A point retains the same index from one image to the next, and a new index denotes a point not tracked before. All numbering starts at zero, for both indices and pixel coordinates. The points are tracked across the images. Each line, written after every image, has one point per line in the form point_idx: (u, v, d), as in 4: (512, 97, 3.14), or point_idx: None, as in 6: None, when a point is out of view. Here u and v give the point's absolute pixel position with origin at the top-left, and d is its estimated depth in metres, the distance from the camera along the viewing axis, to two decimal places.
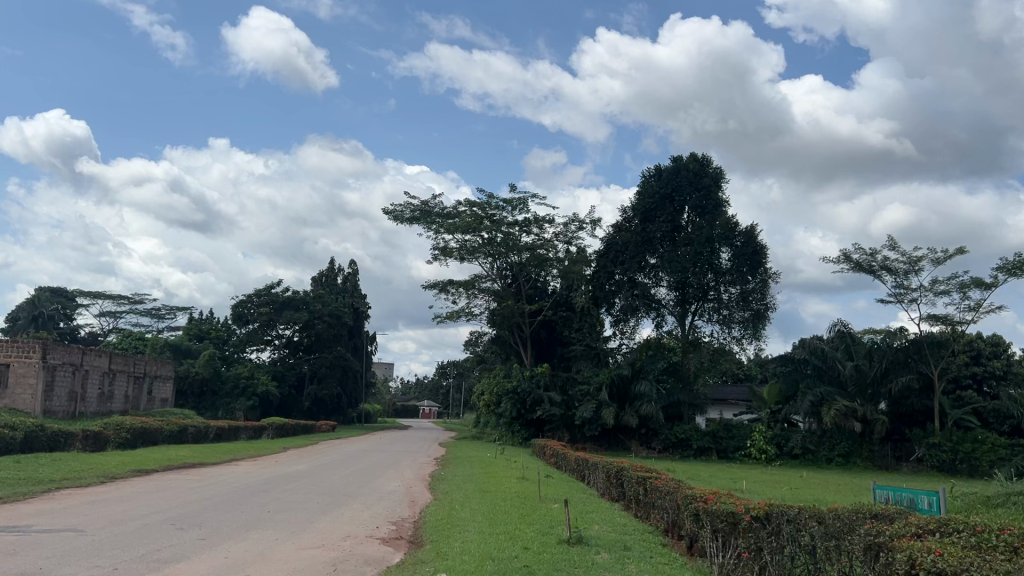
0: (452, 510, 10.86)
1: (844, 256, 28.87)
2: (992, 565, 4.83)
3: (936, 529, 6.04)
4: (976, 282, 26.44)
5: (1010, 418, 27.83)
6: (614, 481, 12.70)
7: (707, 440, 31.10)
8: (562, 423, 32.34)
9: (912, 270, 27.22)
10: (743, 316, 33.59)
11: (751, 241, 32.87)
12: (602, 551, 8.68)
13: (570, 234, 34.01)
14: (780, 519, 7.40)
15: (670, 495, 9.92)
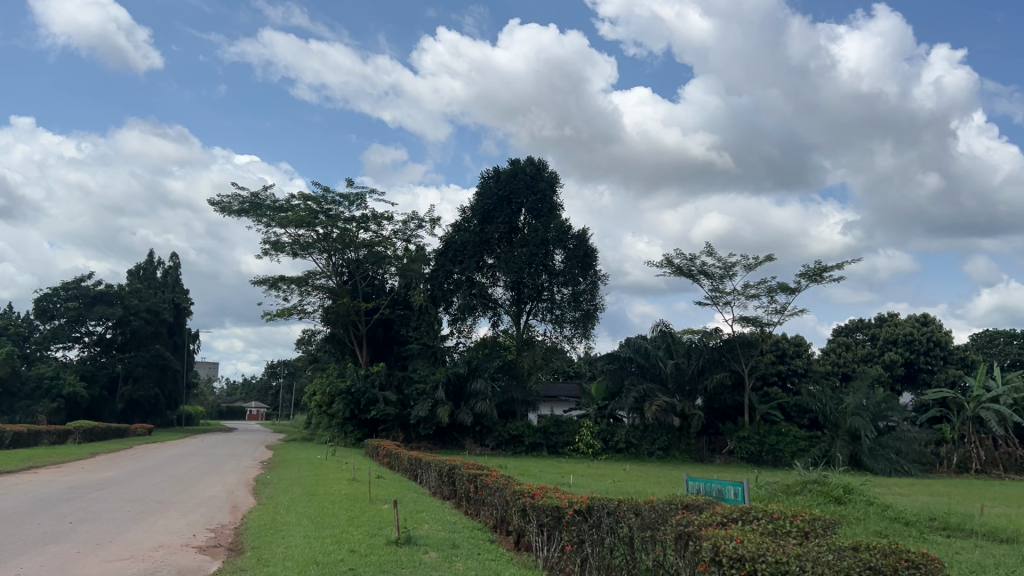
0: (275, 515, 10.50)
1: (667, 260, 30.42)
2: (784, 549, 5.25)
3: (739, 518, 6.47)
4: (782, 287, 28.65)
5: (809, 412, 30.38)
6: (445, 480, 12.75)
7: (538, 436, 31.86)
8: (397, 423, 32.24)
9: (726, 275, 29.13)
10: (575, 316, 34.56)
11: (582, 244, 34.56)
12: (430, 551, 8.65)
13: (409, 232, 33.82)
14: (600, 513, 7.68)
15: (499, 491, 10.06)
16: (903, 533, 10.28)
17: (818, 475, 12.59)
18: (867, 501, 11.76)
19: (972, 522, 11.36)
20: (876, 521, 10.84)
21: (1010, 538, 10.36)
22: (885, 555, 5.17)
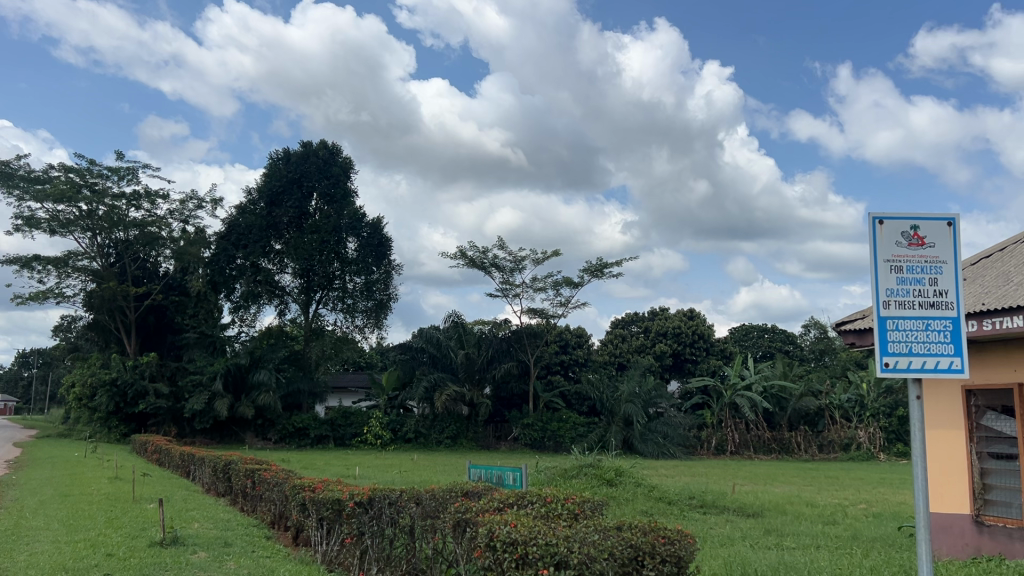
0: (19, 519, 9.48)
1: (460, 252, 30.81)
2: (555, 532, 5.44)
3: (514, 502, 6.65)
4: (567, 281, 29.98)
5: (587, 399, 32.02)
6: (220, 476, 12.13)
7: (325, 428, 31.18)
8: (168, 416, 30.25)
9: (516, 268, 30.00)
10: (366, 306, 34.19)
11: (376, 232, 34.19)
12: (199, 551, 8.17)
13: (188, 213, 31.76)
14: (381, 504, 7.60)
15: (278, 487, 9.69)
16: (666, 511, 11.09)
17: (593, 459, 13.27)
18: (635, 482, 12.56)
19: (725, 498, 12.48)
20: (643, 501, 11.64)
21: (756, 512, 11.49)
22: (645, 533, 5.52)
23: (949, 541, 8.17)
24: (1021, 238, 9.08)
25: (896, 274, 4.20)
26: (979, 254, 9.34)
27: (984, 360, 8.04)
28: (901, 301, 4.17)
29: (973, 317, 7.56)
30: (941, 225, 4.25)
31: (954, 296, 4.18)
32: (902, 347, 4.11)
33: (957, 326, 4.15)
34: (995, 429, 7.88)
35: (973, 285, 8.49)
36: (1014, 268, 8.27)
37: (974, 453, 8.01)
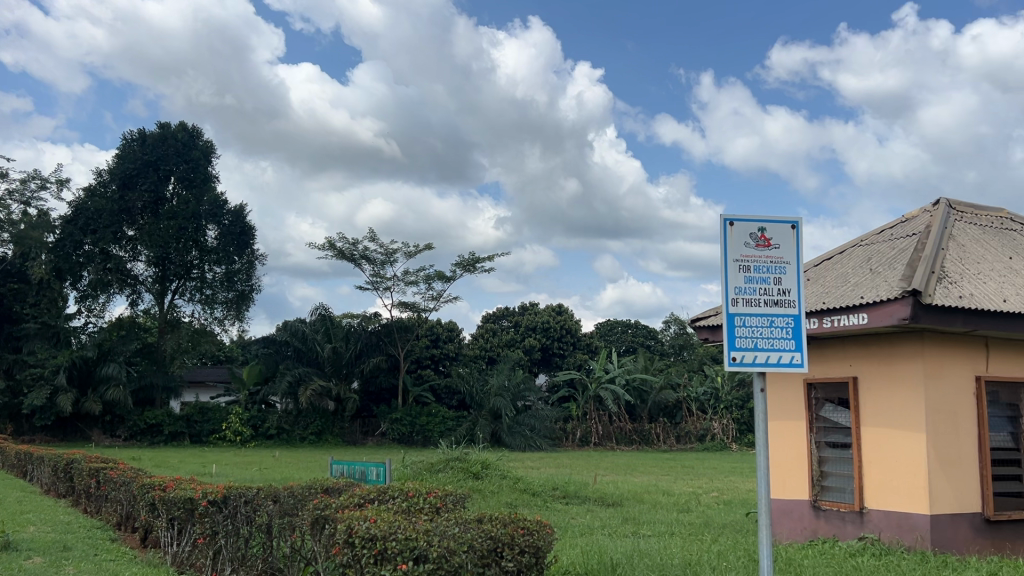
0: None
1: (329, 243, 30.14)
2: (415, 526, 5.40)
3: (376, 498, 6.58)
4: (439, 275, 29.87)
5: (457, 393, 32.05)
6: (61, 476, 11.36)
7: (180, 424, 29.81)
8: (3, 412, 28.10)
9: (387, 261, 29.65)
10: (226, 297, 32.94)
11: (239, 220, 32.92)
12: (34, 556, 7.61)
13: (29, 193, 29.57)
14: (236, 502, 7.31)
15: (125, 486, 9.17)
16: (529, 503, 11.28)
17: (460, 452, 13.28)
18: (501, 475, 12.69)
19: (587, 489, 12.79)
20: (507, 493, 11.78)
21: (615, 502, 11.85)
22: (504, 525, 5.57)
23: (790, 526, 8.71)
24: (858, 243, 9.76)
25: (745, 273, 4.42)
26: (820, 257, 9.98)
27: (824, 355, 8.59)
28: (749, 298, 4.40)
29: (813, 315, 8.07)
30: (786, 228, 4.50)
31: (796, 294, 4.45)
32: (748, 342, 4.36)
33: (798, 323, 4.42)
34: (832, 420, 8.44)
35: (814, 285, 9.06)
36: (850, 271, 8.88)
37: (813, 442, 8.55)
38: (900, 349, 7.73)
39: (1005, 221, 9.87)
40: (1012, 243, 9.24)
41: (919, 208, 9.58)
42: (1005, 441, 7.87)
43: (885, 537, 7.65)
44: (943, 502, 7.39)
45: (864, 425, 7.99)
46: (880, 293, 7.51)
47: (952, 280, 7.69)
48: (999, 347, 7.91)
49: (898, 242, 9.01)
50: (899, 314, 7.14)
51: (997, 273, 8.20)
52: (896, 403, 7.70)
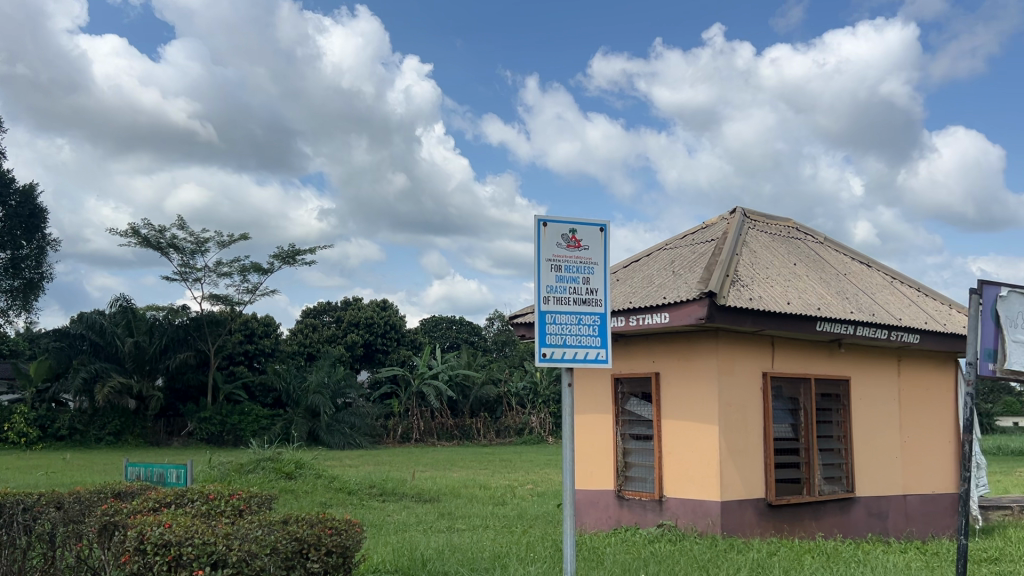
0: None
1: (133, 229, 28.17)
2: (214, 530, 5.12)
3: (173, 502, 6.20)
4: (255, 267, 28.68)
5: (272, 391, 31.03)
6: None
7: None
8: None
9: (197, 250, 28.11)
10: (11, 286, 29.89)
11: (28, 202, 30.08)
12: None
13: None
14: (11, 510, 6.54)
15: None
16: (344, 501, 11.07)
17: (272, 452, 12.81)
18: (315, 474, 12.41)
19: (404, 486, 12.73)
20: (321, 492, 11.50)
21: (432, 498, 11.87)
22: (311, 526, 5.39)
23: (595, 515, 9.08)
24: (664, 246, 10.34)
25: (555, 272, 4.54)
26: (629, 259, 10.49)
27: (629, 352, 9.01)
28: (560, 297, 4.52)
29: (621, 314, 8.46)
30: (595, 230, 4.67)
31: (602, 294, 4.63)
32: (558, 339, 4.47)
33: (604, 321, 4.60)
34: (636, 413, 8.89)
35: (623, 285, 9.50)
36: (656, 272, 9.39)
37: (619, 435, 8.97)
38: (697, 347, 8.25)
39: (791, 230, 10.80)
40: (797, 250, 10.11)
41: (718, 215, 10.29)
42: (785, 432, 8.61)
43: (682, 523, 8.14)
44: (733, 489, 7.97)
45: (665, 418, 8.47)
46: (681, 294, 7.99)
47: (745, 283, 8.31)
48: (783, 346, 8.63)
49: (698, 246, 9.63)
50: (697, 314, 7.62)
51: (782, 277, 8.95)
52: (693, 397, 8.22)
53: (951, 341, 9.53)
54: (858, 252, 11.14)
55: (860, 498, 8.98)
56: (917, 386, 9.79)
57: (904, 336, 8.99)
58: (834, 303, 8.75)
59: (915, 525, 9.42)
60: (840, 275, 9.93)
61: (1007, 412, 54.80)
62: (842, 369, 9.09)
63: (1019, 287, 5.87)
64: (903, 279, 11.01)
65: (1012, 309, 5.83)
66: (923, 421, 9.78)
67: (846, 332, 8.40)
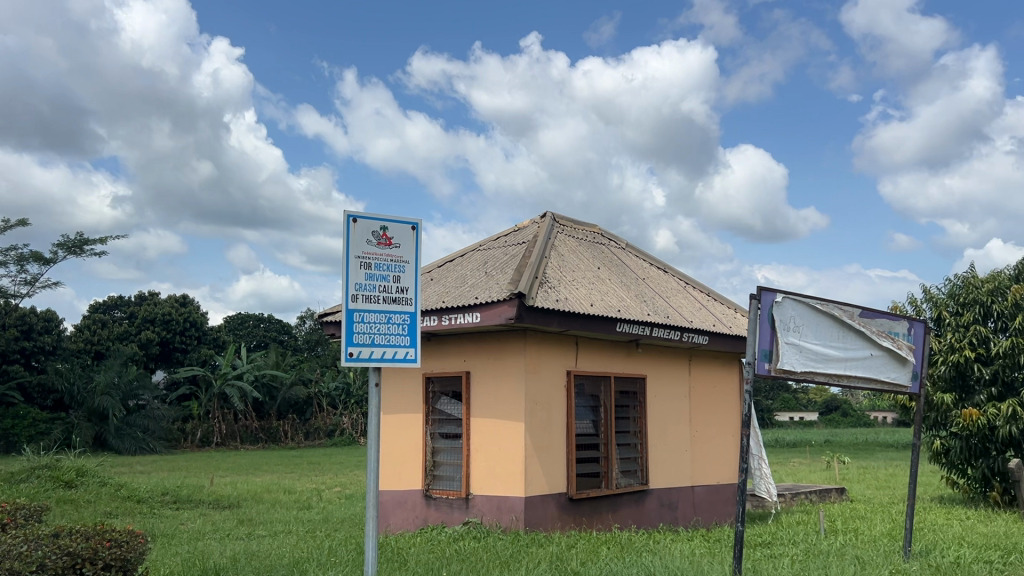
0: None
1: None
2: None
3: None
4: (35, 256, 26.20)
5: (53, 393, 28.24)
6: None
7: None
8: None
9: None
10: None
11: None
12: None
13: None
14: None
15: None
16: (131, 510, 10.31)
17: (50, 459, 11.71)
18: (100, 482, 11.49)
19: (201, 492, 12.05)
20: (106, 502, 10.63)
21: (231, 503, 11.32)
22: (86, 539, 4.94)
23: (402, 516, 9.03)
24: (477, 247, 10.47)
25: (365, 269, 4.44)
26: (442, 259, 10.52)
27: (441, 351, 9.03)
28: (368, 295, 4.43)
29: (433, 313, 8.46)
30: (406, 229, 4.61)
31: (413, 294, 4.58)
32: (365, 338, 4.38)
33: (414, 320, 4.56)
34: (446, 412, 8.93)
35: (436, 285, 9.51)
36: (469, 272, 9.48)
37: (428, 434, 8.97)
38: (507, 347, 8.40)
39: (597, 235, 11.28)
40: (601, 255, 10.57)
41: (529, 219, 10.56)
42: (587, 428, 8.96)
43: (487, 520, 8.25)
44: (536, 485, 8.19)
45: (474, 417, 8.55)
46: (491, 294, 8.10)
47: (552, 285, 8.56)
48: (586, 346, 8.98)
49: (510, 248, 9.82)
50: (506, 314, 7.75)
51: (587, 280, 9.31)
52: (502, 396, 8.35)
53: (735, 343, 10.31)
54: (656, 258, 11.82)
55: (652, 490, 9.52)
56: (706, 384, 10.52)
57: (695, 338, 9.61)
58: (634, 306, 9.21)
59: (700, 514, 10.10)
60: (640, 280, 10.48)
61: (784, 407, 60.23)
62: (639, 368, 9.59)
63: (792, 293, 6.45)
64: (694, 284, 11.80)
65: (785, 313, 6.39)
66: (710, 417, 10.52)
67: (644, 332, 8.86)
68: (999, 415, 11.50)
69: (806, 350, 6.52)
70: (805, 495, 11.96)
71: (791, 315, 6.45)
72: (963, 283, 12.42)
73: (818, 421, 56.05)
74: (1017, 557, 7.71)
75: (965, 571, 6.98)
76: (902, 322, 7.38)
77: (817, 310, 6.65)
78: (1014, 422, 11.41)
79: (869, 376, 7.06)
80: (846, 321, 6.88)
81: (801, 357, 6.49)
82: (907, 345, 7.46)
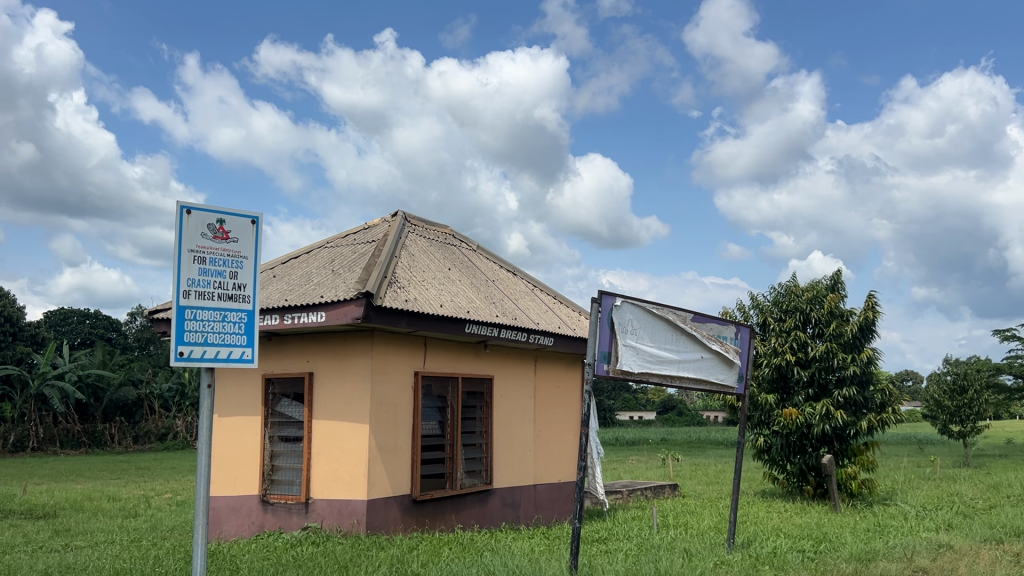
0: None
1: None
2: None
3: None
4: None
5: None
6: None
7: None
8: None
9: None
10: None
11: None
12: None
13: None
14: None
15: None
16: None
17: None
18: None
19: (12, 502, 11.04)
20: None
21: (46, 514, 10.44)
22: None
23: (237, 522, 8.68)
24: (324, 245, 10.22)
25: (198, 264, 4.21)
26: (287, 255, 10.19)
27: (283, 351, 8.75)
28: (202, 292, 4.20)
29: (275, 312, 8.18)
30: (245, 222, 4.39)
31: (251, 291, 4.39)
32: (197, 337, 4.16)
33: (251, 319, 4.37)
34: (286, 414, 8.66)
35: (278, 282, 9.19)
36: (314, 270, 9.23)
37: (267, 437, 8.67)
38: (352, 347, 8.24)
39: (448, 236, 11.28)
40: (451, 256, 10.57)
41: (379, 217, 10.42)
42: (433, 429, 8.93)
43: (326, 525, 8.04)
44: (379, 487, 8.07)
45: (316, 419, 8.33)
46: (337, 293, 7.91)
47: (401, 285, 8.47)
48: (434, 347, 8.94)
49: (358, 246, 9.65)
50: (352, 314, 7.57)
51: (437, 281, 9.28)
52: (346, 397, 8.18)
53: (578, 345, 10.59)
54: (506, 260, 11.97)
55: (496, 490, 9.61)
56: (550, 384, 10.75)
57: (541, 339, 9.79)
58: (483, 308, 9.27)
59: (542, 512, 10.30)
60: (490, 282, 10.57)
61: (624, 407, 62.73)
62: (487, 369, 9.67)
63: (630, 298, 6.70)
64: (542, 287, 12.04)
65: (623, 316, 6.62)
66: (553, 416, 10.76)
67: (492, 333, 8.93)
68: (815, 414, 12.44)
69: (641, 351, 6.78)
70: (641, 491, 12.45)
71: (630, 318, 6.70)
72: (785, 291, 13.34)
73: (656, 420, 58.73)
74: (826, 545, 8.35)
75: (781, 559, 7.47)
76: (729, 326, 7.84)
77: (653, 314, 6.93)
78: (828, 421, 12.37)
79: (699, 377, 7.44)
80: (680, 325, 7.22)
81: (637, 358, 6.74)
82: (734, 348, 7.91)
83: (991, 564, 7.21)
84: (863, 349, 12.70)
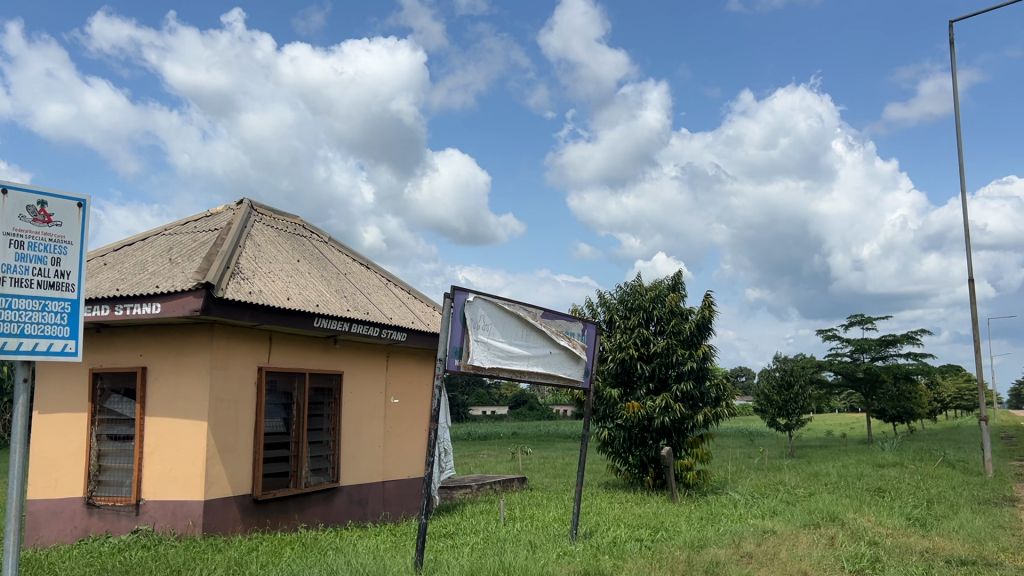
0: None
1: None
2: None
3: None
4: None
5: None
6: None
7: None
8: None
9: None
10: None
11: None
12: None
13: None
14: None
15: None
16: None
17: None
18: None
19: None
20: None
21: None
22: None
23: (58, 527, 8.10)
24: (162, 232, 9.69)
25: (15, 249, 3.87)
26: (120, 242, 9.60)
27: (113, 344, 8.22)
28: (17, 278, 3.87)
29: (105, 302, 7.66)
30: (71, 205, 4.07)
31: (76, 279, 4.09)
32: (12, 328, 3.82)
33: (75, 309, 4.08)
34: (116, 411, 8.16)
35: (109, 271, 8.63)
36: (150, 258, 8.73)
37: (94, 436, 8.13)
38: (190, 341, 7.85)
39: (298, 227, 10.97)
40: (301, 247, 10.28)
41: (224, 205, 9.99)
42: (276, 426, 8.67)
43: (159, 527, 7.63)
44: (216, 487, 7.72)
45: (148, 416, 7.88)
46: (174, 284, 7.52)
47: (245, 276, 8.15)
48: (280, 342, 8.68)
49: (199, 234, 9.23)
50: (191, 306, 7.19)
51: (284, 273, 9.00)
52: (183, 392, 7.79)
53: (430, 341, 10.56)
54: (359, 253, 11.78)
55: (343, 488, 9.44)
56: (401, 380, 10.67)
57: (393, 335, 9.69)
58: (332, 301, 9.07)
59: (389, 509, 10.20)
60: (341, 275, 10.35)
61: (478, 402, 63.28)
62: (336, 364, 9.48)
63: (482, 293, 6.76)
64: (396, 281, 11.94)
65: (475, 312, 6.68)
66: (404, 413, 10.69)
67: (340, 328, 8.75)
68: (655, 407, 13.02)
69: (493, 347, 6.85)
70: (490, 486, 12.53)
71: (481, 314, 6.76)
72: (631, 290, 13.88)
73: (507, 415, 59.57)
74: (661, 534, 8.75)
75: (619, 549, 7.75)
76: (577, 323, 8.04)
77: (504, 310, 7.02)
78: (666, 413, 13.00)
79: (547, 372, 7.60)
80: (531, 321, 7.35)
81: (488, 354, 6.80)
82: (581, 344, 8.13)
83: (808, 547, 7.78)
84: (700, 345, 13.37)
